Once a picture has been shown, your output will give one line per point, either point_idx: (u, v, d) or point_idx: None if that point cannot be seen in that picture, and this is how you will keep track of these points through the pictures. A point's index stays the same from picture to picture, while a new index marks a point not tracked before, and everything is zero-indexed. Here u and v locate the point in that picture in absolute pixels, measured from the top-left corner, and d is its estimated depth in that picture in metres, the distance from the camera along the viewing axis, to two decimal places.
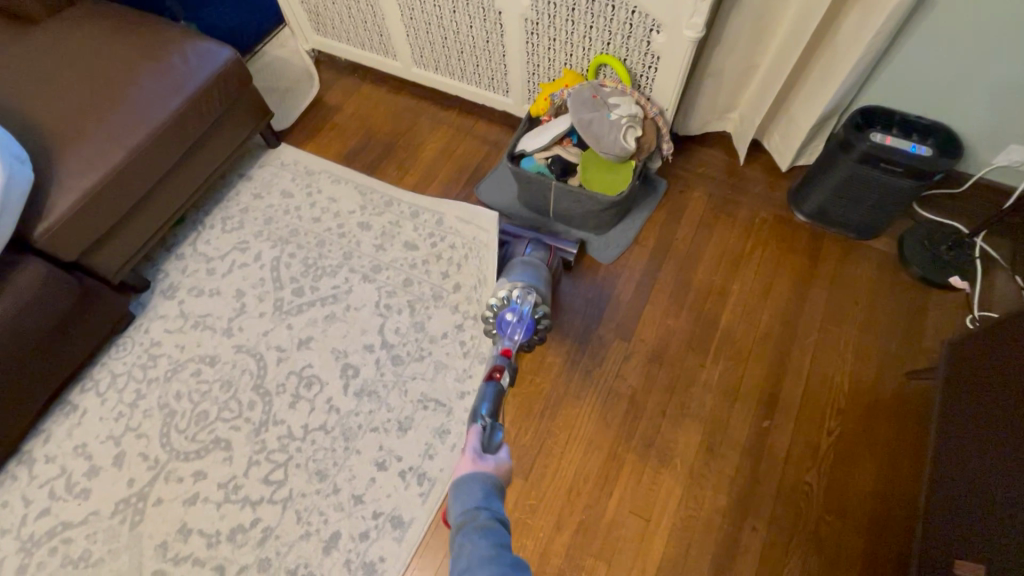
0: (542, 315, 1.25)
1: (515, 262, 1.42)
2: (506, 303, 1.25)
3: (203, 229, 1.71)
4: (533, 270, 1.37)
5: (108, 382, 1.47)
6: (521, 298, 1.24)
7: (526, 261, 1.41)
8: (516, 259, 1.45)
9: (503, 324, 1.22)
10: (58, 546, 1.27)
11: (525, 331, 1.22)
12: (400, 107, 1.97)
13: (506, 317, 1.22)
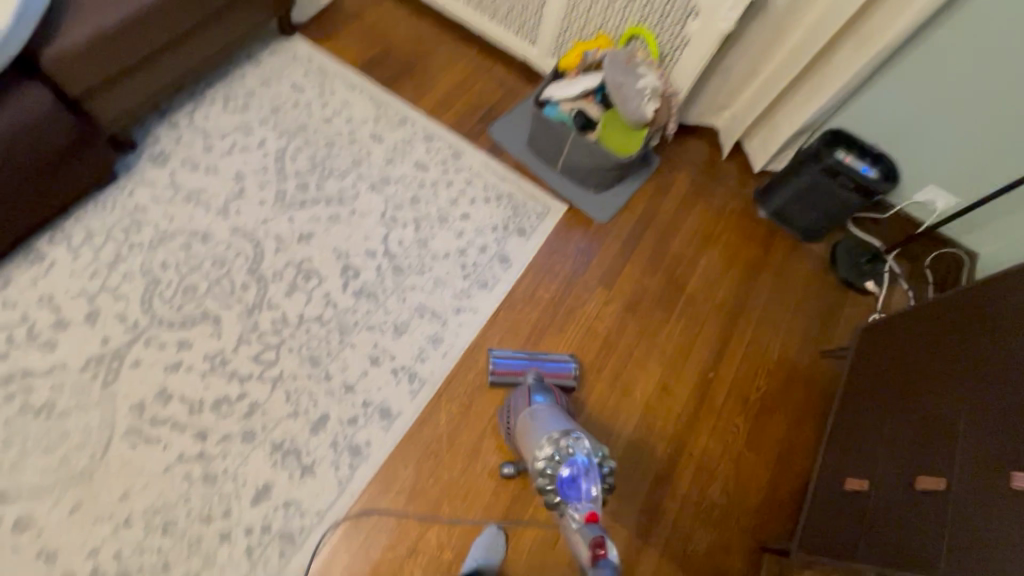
0: (605, 462, 1.05)
1: (529, 415, 1.19)
2: (563, 457, 1.03)
3: (202, 104, 1.63)
4: (558, 416, 1.17)
5: (82, 238, 1.38)
6: (577, 447, 1.03)
7: (537, 413, 1.18)
8: (530, 409, 1.20)
9: (564, 484, 1.00)
10: (17, 393, 1.20)
11: (598, 484, 1.01)
12: (421, 31, 1.97)
13: (568, 475, 1.01)
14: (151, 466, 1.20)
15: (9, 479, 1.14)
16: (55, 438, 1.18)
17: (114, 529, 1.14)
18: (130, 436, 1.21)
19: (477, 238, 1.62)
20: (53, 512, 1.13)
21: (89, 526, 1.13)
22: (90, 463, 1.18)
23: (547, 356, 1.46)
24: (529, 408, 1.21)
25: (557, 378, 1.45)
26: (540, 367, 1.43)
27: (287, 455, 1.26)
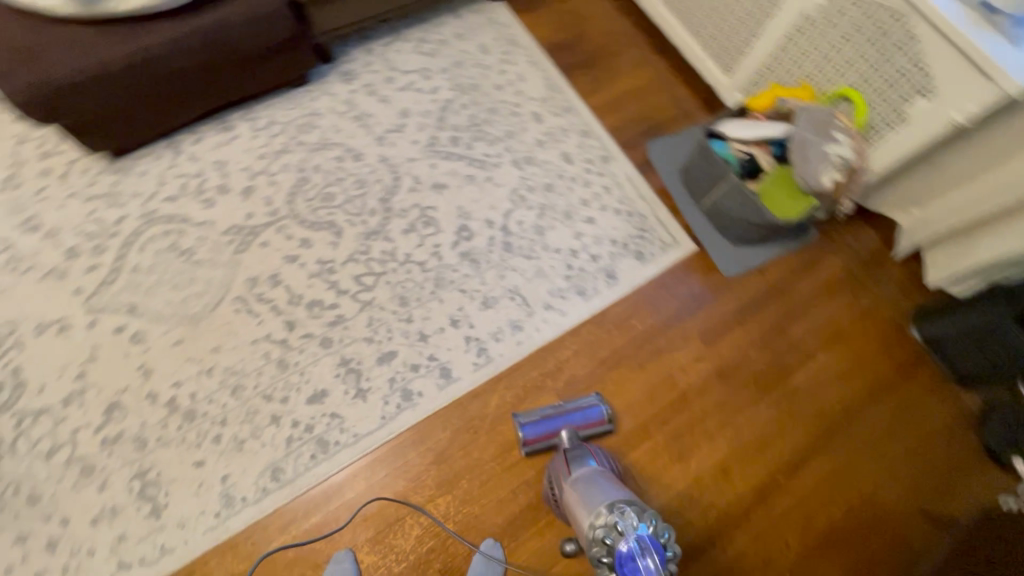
0: (664, 530, 0.89)
1: (574, 482, 1.09)
2: (617, 532, 0.88)
3: (399, 39, 1.75)
4: (610, 483, 1.05)
5: (265, 122, 1.56)
6: (633, 522, 0.88)
7: (582, 477, 1.10)
8: (581, 481, 1.08)
9: (622, 568, 0.86)
10: (173, 232, 1.41)
11: (661, 559, 0.85)
12: (618, 29, 1.93)
13: (626, 553, 0.86)
14: (244, 334, 1.34)
15: (144, 298, 1.34)
16: (185, 279, 1.37)
17: (199, 373, 1.30)
18: (238, 301, 1.37)
19: (593, 246, 1.58)
20: (162, 338, 1.31)
21: (182, 361, 1.30)
22: (202, 310, 1.35)
23: (576, 408, 1.36)
24: (575, 476, 1.11)
25: (593, 428, 1.36)
26: (570, 422, 1.34)
27: (350, 373, 1.35)
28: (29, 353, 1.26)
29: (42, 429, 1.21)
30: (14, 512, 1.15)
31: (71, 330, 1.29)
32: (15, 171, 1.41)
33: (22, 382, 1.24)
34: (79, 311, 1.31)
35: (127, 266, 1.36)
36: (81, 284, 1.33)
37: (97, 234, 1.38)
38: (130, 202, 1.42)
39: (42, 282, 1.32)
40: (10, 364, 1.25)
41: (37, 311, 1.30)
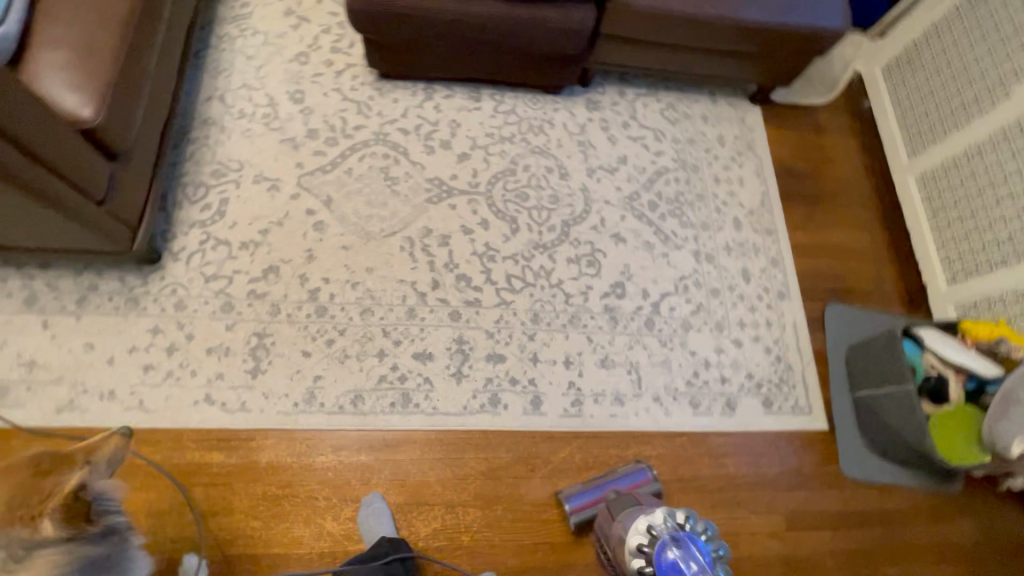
0: (698, 526, 0.97)
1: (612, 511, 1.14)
2: (655, 538, 0.96)
3: (652, 94, 1.79)
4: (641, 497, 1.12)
5: (506, 108, 1.67)
6: (665, 518, 0.97)
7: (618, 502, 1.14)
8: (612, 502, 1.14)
9: (669, 572, 0.92)
10: (390, 159, 1.55)
11: (699, 555, 0.92)
12: (857, 184, 1.84)
13: (669, 558, 0.92)
14: (395, 270, 1.44)
15: (339, 199, 1.48)
16: (376, 201, 1.50)
17: (345, 281, 1.40)
18: (405, 241, 1.47)
19: (727, 368, 1.51)
20: (335, 238, 1.44)
21: (339, 265, 1.41)
22: (375, 233, 1.46)
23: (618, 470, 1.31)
24: (608, 502, 1.16)
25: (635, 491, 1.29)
26: (614, 484, 1.28)
27: (458, 353, 1.39)
28: (238, 194, 1.43)
29: (213, 256, 1.36)
30: (159, 309, 1.30)
31: (276, 193, 1.45)
32: (306, 50, 1.62)
33: (221, 213, 1.41)
34: (289, 182, 1.47)
35: (342, 167, 1.51)
36: (302, 161, 1.50)
37: (336, 129, 1.55)
38: (372, 118, 1.58)
39: (277, 144, 1.50)
40: (221, 194, 1.42)
41: (261, 165, 1.47)
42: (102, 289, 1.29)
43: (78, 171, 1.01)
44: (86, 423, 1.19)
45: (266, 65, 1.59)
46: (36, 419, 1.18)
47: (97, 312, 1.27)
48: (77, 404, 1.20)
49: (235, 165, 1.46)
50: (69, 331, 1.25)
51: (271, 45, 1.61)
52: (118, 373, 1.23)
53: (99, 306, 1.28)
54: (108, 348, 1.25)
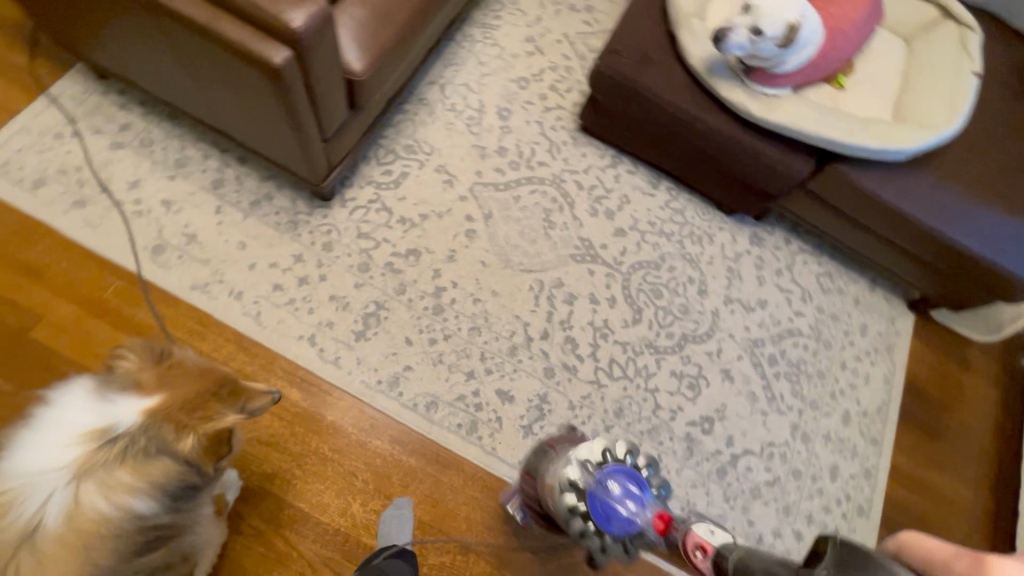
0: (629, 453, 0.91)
1: (537, 461, 1.02)
2: (583, 479, 0.88)
3: (817, 256, 1.75)
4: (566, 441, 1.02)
5: (677, 207, 1.69)
6: (595, 460, 0.89)
7: (543, 454, 1.02)
8: (539, 454, 1.03)
9: (605, 513, 0.84)
10: (556, 204, 1.59)
11: (635, 486, 0.86)
12: (983, 439, 1.71)
13: (599, 498, 0.85)
14: (516, 306, 1.46)
15: (497, 219, 1.53)
16: (528, 236, 1.54)
17: (469, 294, 1.44)
18: (537, 284, 1.50)
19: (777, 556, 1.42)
20: (478, 251, 1.49)
21: (470, 276, 1.46)
22: (514, 263, 1.50)
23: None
24: (533, 453, 1.05)
25: None
26: None
27: (536, 408, 1.38)
28: (418, 173, 1.51)
29: (372, 217, 1.44)
30: (308, 240, 1.37)
31: (448, 187, 1.52)
32: (528, 77, 1.72)
33: (396, 183, 1.49)
34: (463, 183, 1.54)
35: (512, 192, 1.57)
36: (482, 170, 1.57)
37: (522, 156, 1.62)
38: (558, 161, 1.64)
39: (468, 146, 1.58)
40: (404, 166, 1.51)
41: (447, 157, 1.55)
42: (273, 201, 1.38)
43: (326, 111, 1.11)
44: (207, 309, 1.27)
45: (491, 75, 1.69)
46: (171, 286, 1.26)
47: (260, 219, 1.36)
48: (207, 289, 1.28)
49: (427, 147, 1.55)
50: (231, 224, 1.34)
51: (503, 60, 1.72)
52: (250, 279, 1.31)
53: (264, 214, 1.37)
54: (253, 254, 1.33)
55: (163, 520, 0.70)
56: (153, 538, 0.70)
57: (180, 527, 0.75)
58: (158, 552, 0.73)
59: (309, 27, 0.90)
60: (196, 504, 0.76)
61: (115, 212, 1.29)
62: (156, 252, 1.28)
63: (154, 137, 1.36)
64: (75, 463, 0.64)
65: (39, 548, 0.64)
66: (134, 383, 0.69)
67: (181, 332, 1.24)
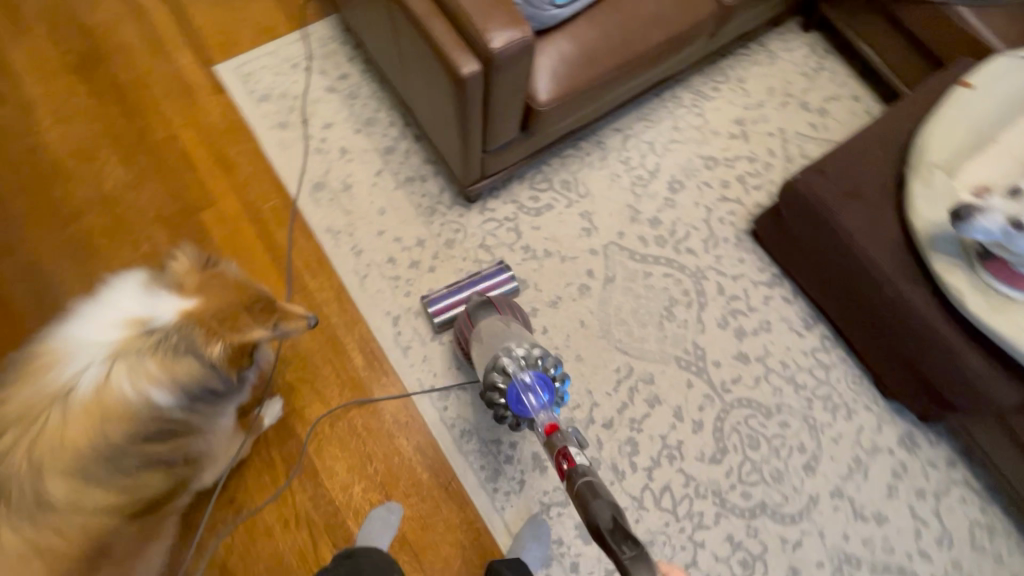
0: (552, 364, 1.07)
1: (481, 324, 1.19)
2: (508, 373, 1.05)
3: (987, 500, 1.34)
4: (514, 324, 1.19)
5: (823, 361, 1.43)
6: (529, 359, 1.06)
7: (490, 318, 1.19)
8: (483, 312, 1.22)
9: (517, 405, 1.02)
10: (684, 298, 1.45)
11: (544, 393, 1.03)
12: None
13: (515, 393, 1.03)
14: (593, 380, 1.36)
15: (617, 286, 1.44)
16: (640, 317, 1.42)
17: (554, 345, 1.37)
18: (626, 368, 1.37)
19: None
20: (583, 308, 1.41)
21: (563, 329, 1.39)
22: (612, 337, 1.40)
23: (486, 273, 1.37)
24: (481, 305, 1.23)
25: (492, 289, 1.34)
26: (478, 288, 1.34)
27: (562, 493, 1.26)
28: (562, 211, 1.48)
29: (501, 233, 1.44)
30: (436, 230, 1.42)
31: (585, 236, 1.47)
32: (718, 159, 1.58)
33: (538, 211, 1.47)
34: (601, 238, 1.47)
35: (646, 266, 1.46)
36: (625, 233, 1.48)
37: (673, 235, 1.50)
38: (708, 255, 1.49)
39: (623, 204, 1.51)
40: (552, 199, 1.49)
41: (598, 207, 1.50)
42: (424, 183, 1.46)
43: (496, 126, 1.12)
44: (329, 254, 1.38)
45: (680, 142, 1.59)
46: (313, 222, 1.40)
47: (407, 194, 1.44)
48: (337, 237, 1.39)
49: (582, 189, 1.51)
50: (382, 189, 1.44)
51: (700, 132, 1.61)
52: (374, 243, 1.40)
53: (412, 192, 1.45)
54: (387, 222, 1.42)
55: (179, 416, 0.77)
56: (165, 429, 0.77)
57: (192, 431, 0.81)
58: (167, 446, 0.79)
59: (505, 50, 0.91)
60: (211, 414, 0.82)
61: (304, 143, 1.46)
62: (316, 189, 1.42)
63: (361, 93, 1.52)
64: (115, 343, 0.71)
65: (70, 409, 0.71)
66: (183, 284, 0.76)
67: (301, 263, 1.37)
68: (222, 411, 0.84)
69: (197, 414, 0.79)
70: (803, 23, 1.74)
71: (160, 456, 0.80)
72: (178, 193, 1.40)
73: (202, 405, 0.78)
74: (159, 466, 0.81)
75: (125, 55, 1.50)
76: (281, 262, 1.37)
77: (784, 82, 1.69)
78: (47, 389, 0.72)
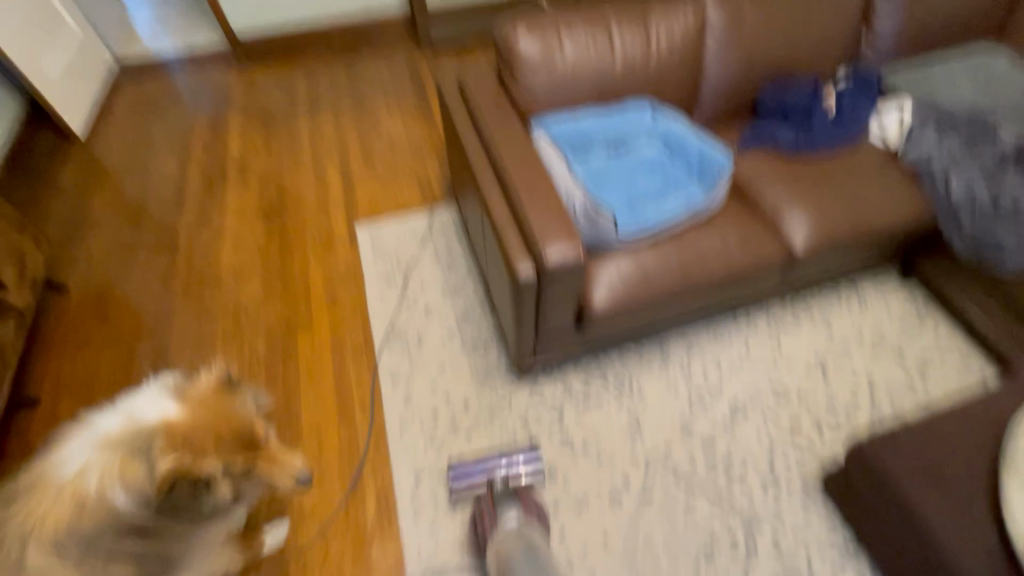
0: None
1: (504, 529, 1.15)
2: None
3: None
4: (539, 540, 1.12)
5: None
6: None
7: (516, 526, 1.15)
8: (511, 513, 1.19)
9: None
10: (729, 544, 1.27)
11: None
12: None
13: None
14: None
15: (652, 504, 1.32)
16: (671, 548, 1.27)
17: (567, 552, 1.26)
18: None
19: None
20: (609, 519, 1.31)
21: (582, 536, 1.28)
22: (635, 563, 1.25)
23: (521, 451, 1.37)
24: (511, 505, 1.21)
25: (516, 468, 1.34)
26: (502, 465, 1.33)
27: None
28: (610, 408, 1.47)
29: (543, 415, 1.46)
30: (483, 397, 1.49)
31: (627, 439, 1.42)
32: (791, 394, 1.49)
33: (585, 401, 1.48)
34: (644, 446, 1.41)
35: (689, 491, 1.34)
36: (673, 447, 1.41)
37: (727, 466, 1.38)
38: (766, 499, 1.32)
39: (676, 415, 1.46)
40: (602, 393, 1.49)
41: (648, 412, 1.46)
42: (486, 352, 1.57)
43: (548, 318, 1.23)
44: (384, 394, 1.50)
45: (750, 366, 1.54)
46: (381, 363, 1.56)
47: (468, 357, 1.56)
48: (395, 381, 1.52)
49: (636, 390, 1.50)
50: (448, 348, 1.59)
51: (774, 360, 1.55)
52: (424, 395, 1.50)
53: (473, 356, 1.57)
54: (442, 379, 1.53)
55: (161, 525, 0.88)
56: (147, 532, 0.88)
57: (169, 539, 0.91)
58: (145, 546, 0.90)
59: (557, 263, 1.07)
60: (190, 530, 0.92)
61: (398, 296, 1.71)
62: (394, 336, 1.62)
63: (458, 266, 1.77)
64: (106, 431, 0.84)
65: (62, 484, 0.84)
66: (184, 400, 0.89)
67: (358, 398, 1.50)
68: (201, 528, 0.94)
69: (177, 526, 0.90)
70: (903, 274, 1.70)
71: (137, 553, 0.90)
72: (289, 316, 1.68)
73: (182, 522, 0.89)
74: (130, 561, 0.90)
75: (299, 208, 1.98)
76: (343, 392, 1.52)
77: (877, 329, 1.60)
78: (58, 462, 0.87)
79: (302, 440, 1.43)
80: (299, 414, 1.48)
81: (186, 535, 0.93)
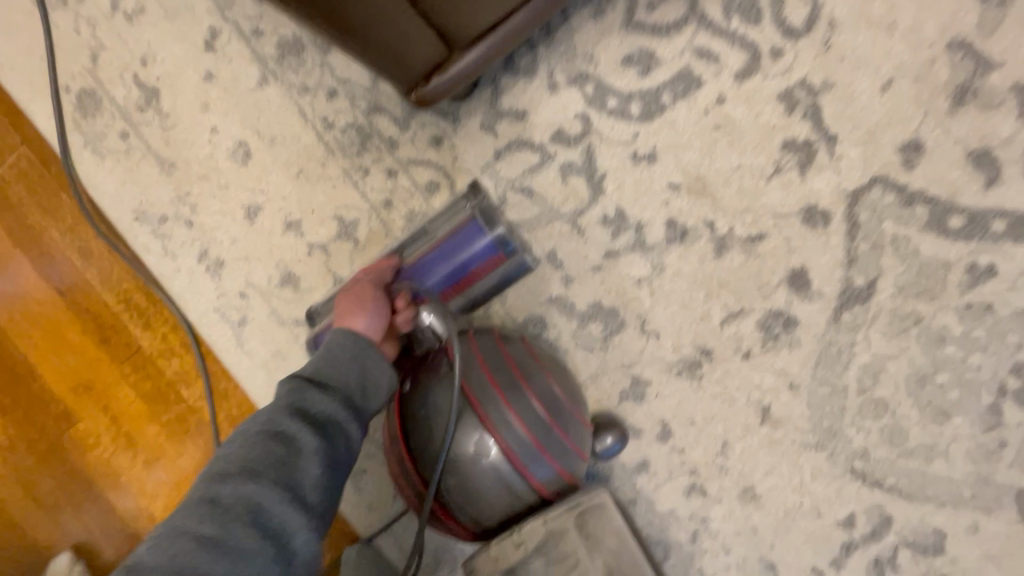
0: None
1: (524, 558, 0.46)
2: None
3: None
4: (610, 551, 0.48)
5: None
6: None
7: (550, 541, 0.46)
8: (471, 469, 0.44)
9: None
10: None
11: None
12: None
13: None
14: (778, 546, 0.56)
15: (876, 313, 0.52)
16: (933, 391, 0.52)
17: (686, 468, 0.56)
18: (869, 521, 0.54)
19: None
20: (768, 377, 0.54)
21: (711, 428, 0.55)
22: (844, 446, 0.54)
23: (443, 240, 0.52)
24: (464, 449, 0.44)
25: (451, 274, 0.52)
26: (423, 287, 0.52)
27: None
28: (723, 98, 0.51)
29: (545, 184, 0.54)
30: (381, 193, 0.56)
31: (792, 169, 0.51)
32: None
33: (650, 107, 0.52)
34: (842, 170, 0.50)
35: (980, 248, 0.49)
36: (927, 144, 0.49)
37: None
38: None
39: (931, 45, 0.48)
40: (691, 63, 0.51)
41: (840, 70, 0.49)
42: (332, 58, 0.55)
43: None
44: (159, 273, 0.61)
45: None
46: (109, 201, 0.60)
47: (296, 97, 0.56)
48: (165, 232, 0.60)
49: (797, 17, 0.49)
50: (231, 91, 0.57)
51: None
52: (244, 241, 0.59)
53: (303, 89, 0.56)
54: (263, 182, 0.57)
55: (289, 536, 0.36)
56: (253, 575, 0.33)
57: (269, 470, 0.37)
58: (210, 533, 0.34)
59: None
60: (292, 432, 0.39)
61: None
62: (88, 110, 0.59)
63: None
64: None
65: None
66: None
67: (117, 296, 0.63)
68: (326, 394, 0.41)
69: (311, 471, 0.38)
70: None
71: (168, 560, 0.33)
72: None
73: (333, 471, 0.39)
74: None
75: None
76: (80, 295, 0.63)
77: None
78: None
79: (75, 417, 0.64)
80: (29, 366, 0.64)
81: (277, 428, 0.39)
